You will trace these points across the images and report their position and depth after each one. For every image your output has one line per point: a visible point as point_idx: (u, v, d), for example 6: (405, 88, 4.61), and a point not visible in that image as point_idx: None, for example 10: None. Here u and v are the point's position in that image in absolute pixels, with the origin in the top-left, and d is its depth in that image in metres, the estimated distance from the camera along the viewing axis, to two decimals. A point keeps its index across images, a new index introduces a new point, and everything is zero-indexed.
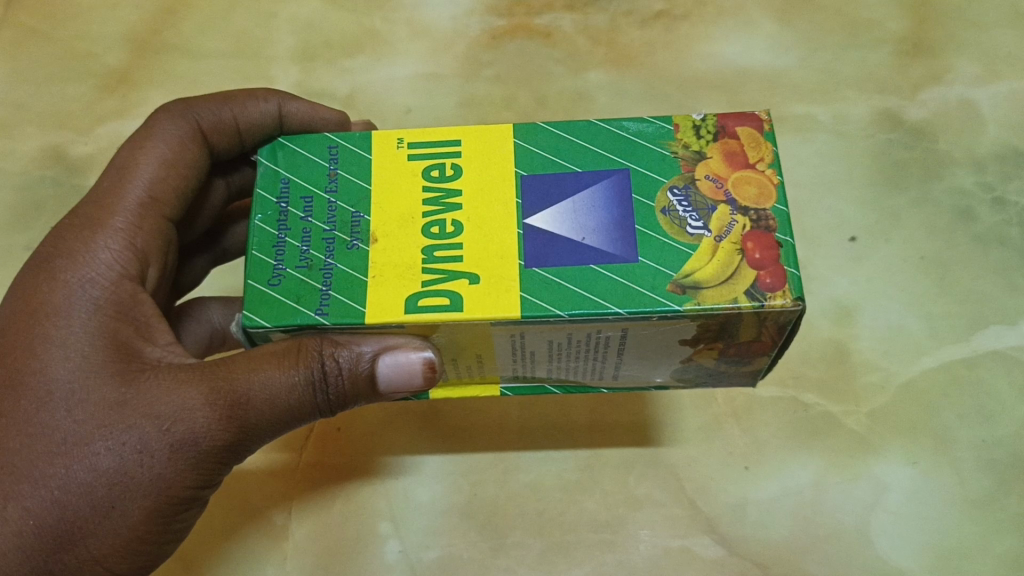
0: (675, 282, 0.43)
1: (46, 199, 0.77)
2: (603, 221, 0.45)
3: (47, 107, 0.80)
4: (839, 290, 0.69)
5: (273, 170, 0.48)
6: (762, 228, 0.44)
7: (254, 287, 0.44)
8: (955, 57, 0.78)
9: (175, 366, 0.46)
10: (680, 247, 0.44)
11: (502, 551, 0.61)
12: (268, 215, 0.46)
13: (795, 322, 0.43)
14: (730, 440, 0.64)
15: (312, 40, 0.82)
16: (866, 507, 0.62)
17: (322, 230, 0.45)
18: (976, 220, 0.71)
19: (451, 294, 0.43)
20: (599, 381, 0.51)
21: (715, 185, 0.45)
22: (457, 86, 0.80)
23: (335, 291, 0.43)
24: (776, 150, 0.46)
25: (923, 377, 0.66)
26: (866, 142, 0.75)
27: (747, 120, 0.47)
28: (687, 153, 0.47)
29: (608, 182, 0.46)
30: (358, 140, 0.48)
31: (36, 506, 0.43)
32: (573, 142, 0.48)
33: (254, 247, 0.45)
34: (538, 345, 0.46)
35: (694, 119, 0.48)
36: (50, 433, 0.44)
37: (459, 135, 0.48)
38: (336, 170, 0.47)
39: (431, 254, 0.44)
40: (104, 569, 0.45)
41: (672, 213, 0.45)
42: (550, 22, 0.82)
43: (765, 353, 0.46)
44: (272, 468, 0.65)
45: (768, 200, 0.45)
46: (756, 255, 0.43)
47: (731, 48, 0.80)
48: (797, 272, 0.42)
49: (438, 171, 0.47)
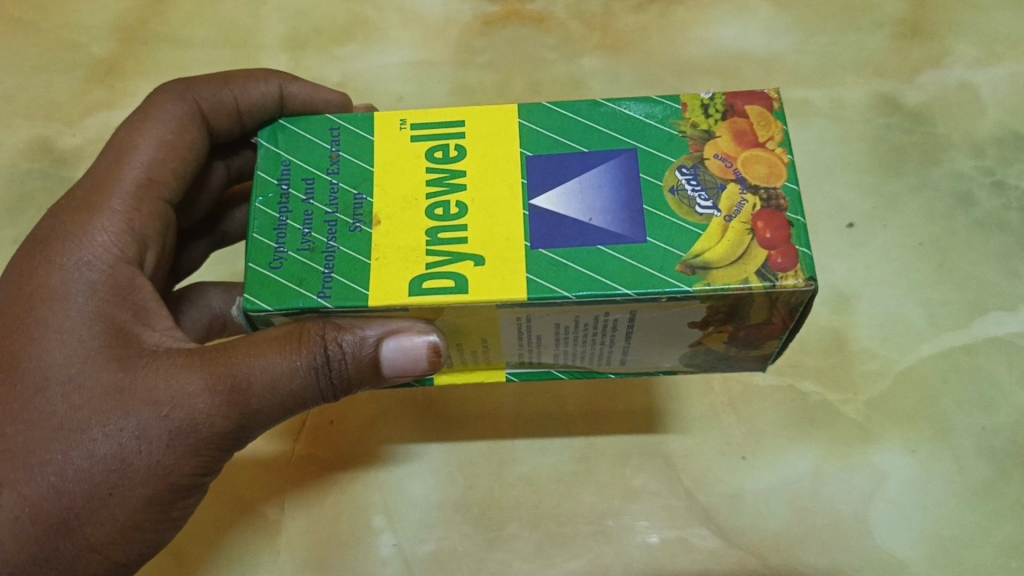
0: (684, 263, 0.42)
1: (34, 192, 0.75)
2: (612, 201, 0.44)
3: (35, 99, 0.79)
4: (837, 276, 0.68)
5: (274, 151, 0.47)
6: (773, 208, 0.43)
7: (256, 271, 0.43)
8: (954, 40, 0.77)
9: (173, 351, 0.45)
10: (690, 229, 0.43)
11: (498, 544, 0.60)
12: (269, 198, 0.45)
13: (806, 303, 0.42)
14: (728, 429, 0.63)
15: (302, 27, 0.81)
16: (865, 496, 0.61)
17: (325, 212, 0.44)
18: (975, 204, 0.70)
19: (456, 276, 0.42)
20: (608, 367, 0.50)
21: (725, 165, 0.44)
22: (450, 72, 0.79)
23: (337, 274, 0.43)
24: (786, 128, 0.45)
25: (923, 364, 0.65)
26: (863, 127, 0.74)
27: (757, 98, 0.46)
28: (696, 133, 0.46)
29: (618, 163, 0.45)
30: (361, 121, 0.47)
31: (32, 492, 0.43)
32: (579, 124, 0.47)
33: (255, 230, 0.44)
34: (545, 329, 0.45)
35: (702, 99, 0.47)
36: (47, 419, 0.44)
37: (464, 116, 0.47)
38: (338, 152, 0.46)
39: (436, 236, 0.43)
40: (102, 557, 0.44)
41: (680, 193, 0.44)
42: (543, 7, 0.81)
43: (775, 337, 0.46)
44: (267, 461, 0.64)
45: (778, 179, 0.44)
46: (767, 235, 0.42)
47: (727, 32, 0.79)
48: (809, 251, 0.41)
49: (442, 153, 0.46)
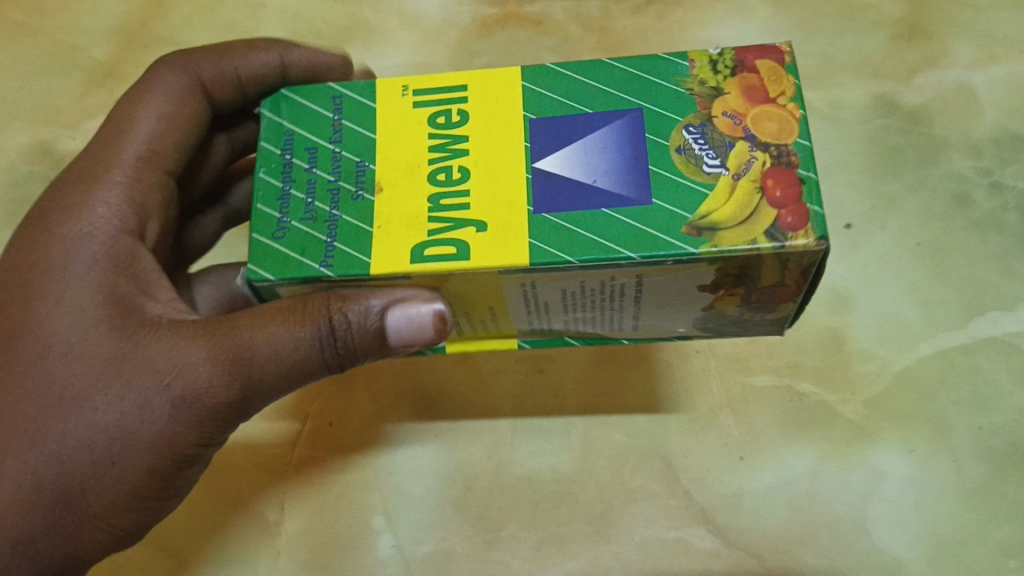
0: (691, 224, 0.42)
1: (35, 195, 0.75)
2: (616, 161, 0.44)
3: (36, 102, 0.79)
4: (834, 278, 0.68)
5: (278, 122, 0.47)
6: (783, 165, 0.42)
7: (260, 241, 0.44)
8: (951, 40, 0.77)
9: (177, 322, 0.46)
10: (697, 188, 0.42)
11: (497, 544, 0.61)
12: (272, 168, 0.46)
13: (819, 264, 0.42)
14: (726, 429, 0.63)
15: (302, 30, 0.81)
16: (863, 496, 0.61)
17: (328, 180, 0.45)
18: (973, 205, 0.71)
19: (457, 242, 0.42)
20: (623, 333, 0.52)
21: (733, 122, 0.44)
22: (448, 74, 0.79)
23: (340, 243, 0.43)
24: (797, 83, 0.44)
25: (920, 365, 0.65)
26: (861, 128, 0.74)
27: (767, 53, 0.46)
28: (703, 90, 0.45)
29: (622, 123, 0.45)
30: (364, 90, 0.47)
31: (34, 461, 0.44)
32: (582, 83, 0.46)
33: (259, 201, 0.45)
34: (552, 295, 0.45)
35: (711, 55, 0.46)
36: (49, 387, 0.44)
37: (467, 81, 0.47)
38: (341, 120, 0.47)
39: (438, 202, 0.43)
40: (105, 525, 0.45)
41: (687, 151, 0.43)
42: (541, 9, 0.81)
43: (790, 300, 0.45)
44: (268, 462, 0.64)
45: (788, 136, 0.43)
46: (776, 195, 0.41)
47: (724, 33, 0.79)
48: (821, 209, 0.41)
49: (445, 118, 0.46)
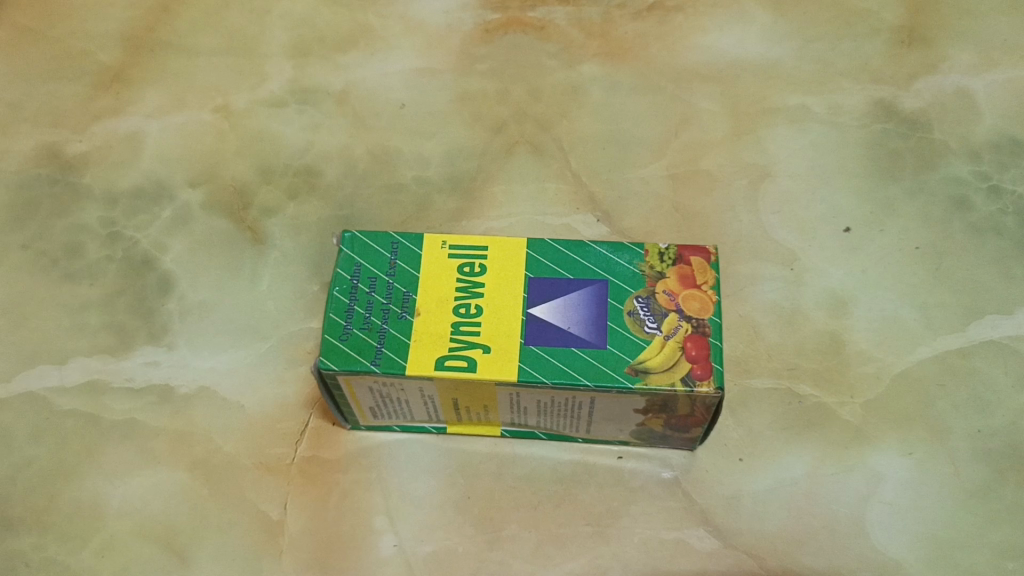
0: (631, 366, 0.53)
1: (40, 197, 0.75)
2: (586, 316, 0.55)
3: (41, 106, 0.80)
4: (835, 281, 0.69)
5: (349, 254, 0.58)
6: (699, 332, 0.54)
7: (330, 340, 0.55)
8: (951, 46, 0.78)
9: None
10: (638, 341, 0.54)
11: (498, 545, 0.61)
12: (343, 287, 0.57)
13: (718, 403, 0.54)
14: (726, 432, 0.64)
15: (306, 35, 0.82)
16: (861, 498, 0.61)
17: (382, 303, 0.56)
18: (972, 209, 0.71)
19: (469, 358, 0.54)
20: (577, 434, 0.62)
21: (668, 297, 0.56)
22: (452, 79, 0.80)
23: (387, 349, 0.54)
24: (718, 276, 0.56)
25: (919, 367, 0.65)
26: (860, 133, 0.75)
27: (699, 251, 0.58)
28: (651, 273, 0.57)
29: (593, 289, 0.56)
30: (415, 239, 0.59)
31: None
32: (569, 258, 0.58)
33: (330, 310, 0.56)
34: (530, 402, 0.57)
35: (659, 248, 0.58)
36: None
37: (489, 242, 0.58)
38: (396, 260, 0.58)
39: (459, 328, 0.55)
40: None
41: (636, 316, 0.55)
42: (544, 15, 0.83)
43: (699, 425, 0.58)
44: (269, 463, 0.64)
45: (706, 313, 0.55)
46: (692, 352, 0.53)
47: (725, 39, 0.80)
48: (721, 367, 0.53)
49: (470, 268, 0.57)
